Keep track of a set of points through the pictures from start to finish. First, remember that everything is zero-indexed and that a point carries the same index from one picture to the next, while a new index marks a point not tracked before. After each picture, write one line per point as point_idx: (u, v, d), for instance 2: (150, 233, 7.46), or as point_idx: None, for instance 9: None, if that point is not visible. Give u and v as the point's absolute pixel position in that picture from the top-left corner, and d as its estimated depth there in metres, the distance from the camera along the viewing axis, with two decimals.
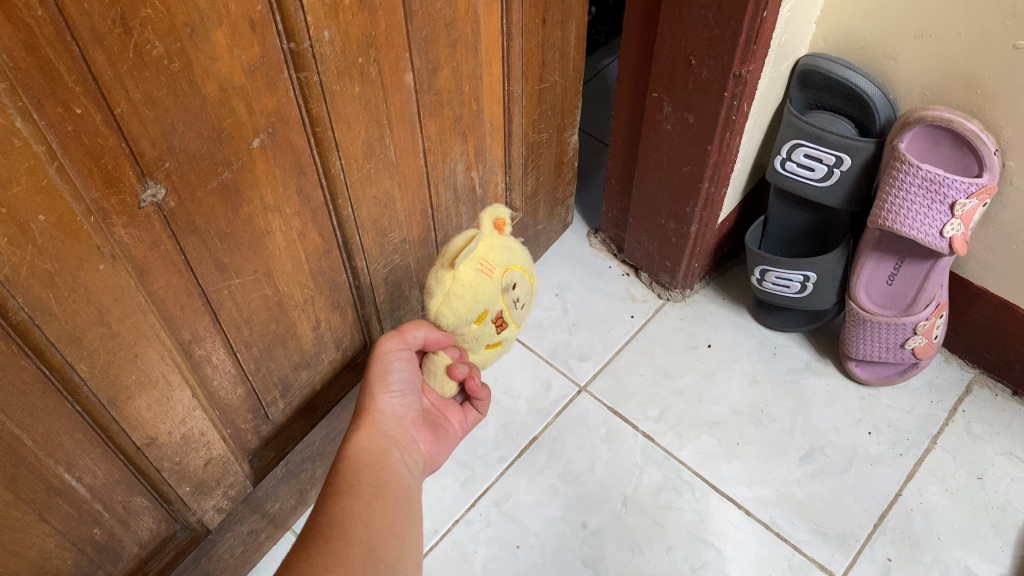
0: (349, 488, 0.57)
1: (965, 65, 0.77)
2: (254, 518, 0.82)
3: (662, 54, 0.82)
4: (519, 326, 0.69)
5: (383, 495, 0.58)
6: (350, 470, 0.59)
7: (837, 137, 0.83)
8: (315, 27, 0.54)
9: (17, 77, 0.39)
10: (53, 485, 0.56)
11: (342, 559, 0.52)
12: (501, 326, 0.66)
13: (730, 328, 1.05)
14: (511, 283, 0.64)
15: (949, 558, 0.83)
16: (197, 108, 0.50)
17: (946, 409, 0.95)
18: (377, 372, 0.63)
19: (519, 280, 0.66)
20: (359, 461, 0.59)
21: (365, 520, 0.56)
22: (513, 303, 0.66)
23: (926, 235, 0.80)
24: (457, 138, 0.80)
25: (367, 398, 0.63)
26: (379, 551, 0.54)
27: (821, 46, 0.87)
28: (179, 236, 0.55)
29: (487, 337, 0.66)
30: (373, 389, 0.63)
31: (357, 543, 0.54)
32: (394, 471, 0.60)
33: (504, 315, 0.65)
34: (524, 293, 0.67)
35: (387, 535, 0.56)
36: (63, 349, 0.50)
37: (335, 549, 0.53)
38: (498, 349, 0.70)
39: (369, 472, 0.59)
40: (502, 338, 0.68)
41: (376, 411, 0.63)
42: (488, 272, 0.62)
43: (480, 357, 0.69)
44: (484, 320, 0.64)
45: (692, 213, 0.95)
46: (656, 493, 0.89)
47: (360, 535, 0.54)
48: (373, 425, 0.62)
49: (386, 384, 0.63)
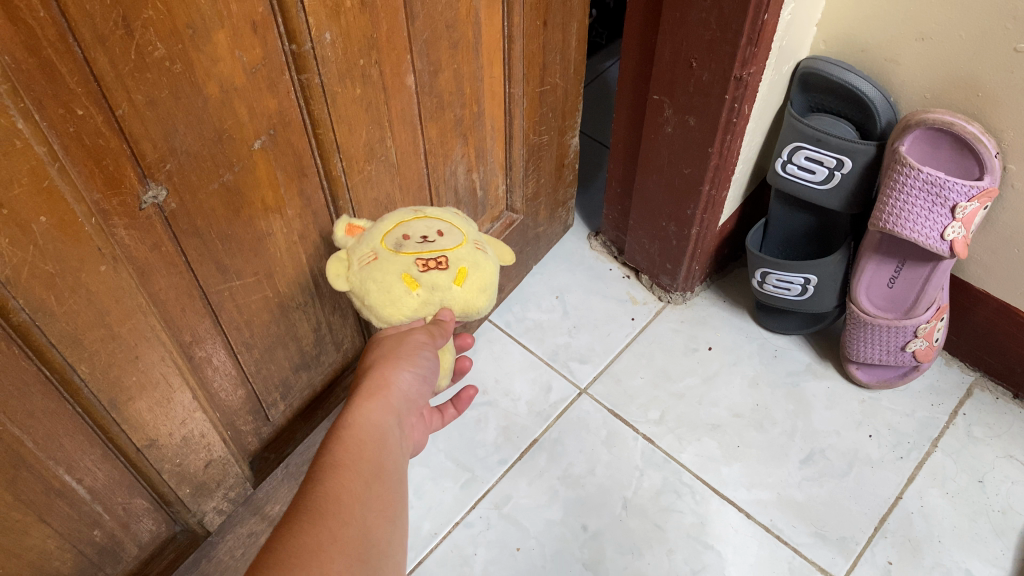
0: (348, 462, 0.53)
1: (966, 68, 0.77)
2: (254, 520, 0.79)
3: (663, 57, 0.83)
4: (460, 244, 0.61)
5: (381, 478, 0.54)
6: (352, 442, 0.55)
7: (838, 140, 0.83)
8: (316, 28, 0.54)
9: (19, 78, 0.39)
10: (53, 486, 0.56)
11: (337, 539, 0.48)
12: (436, 262, 0.59)
13: (731, 330, 1.05)
14: (397, 237, 0.60)
15: (949, 562, 0.83)
16: (199, 110, 0.50)
17: (947, 412, 0.95)
18: (406, 351, 0.60)
19: (404, 228, 0.61)
20: (364, 434, 0.56)
21: (361, 500, 0.51)
22: (420, 241, 0.60)
23: (926, 238, 0.80)
24: (458, 140, 0.80)
25: (387, 372, 0.59)
26: (373, 534, 0.50)
27: (822, 50, 0.87)
28: (181, 238, 0.55)
29: (444, 281, 0.59)
30: (396, 364, 0.59)
31: (352, 522, 0.50)
32: (394, 455, 0.57)
33: (423, 255, 0.59)
34: (423, 227, 0.61)
35: (381, 519, 0.52)
36: (64, 350, 0.50)
37: (330, 528, 0.48)
38: (475, 275, 0.61)
39: (370, 451, 0.55)
40: (456, 266, 0.60)
41: (391, 387, 0.59)
42: (370, 257, 0.60)
43: (470, 297, 0.61)
44: (415, 278, 0.59)
45: (692, 216, 0.95)
46: (655, 496, 0.89)
47: (356, 515, 0.50)
48: (386, 401, 0.58)
49: (410, 365, 0.60)
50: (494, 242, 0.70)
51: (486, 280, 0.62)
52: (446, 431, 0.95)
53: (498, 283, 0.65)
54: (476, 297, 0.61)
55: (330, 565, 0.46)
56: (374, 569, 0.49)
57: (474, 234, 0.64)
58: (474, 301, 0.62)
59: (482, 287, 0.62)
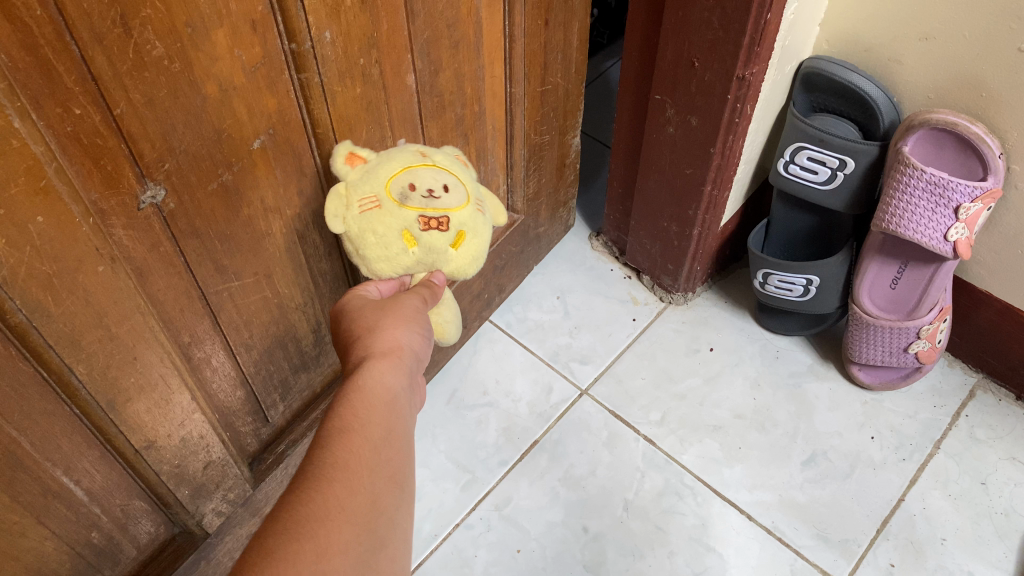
0: (358, 426, 0.50)
1: (970, 68, 0.76)
2: (253, 521, 0.80)
3: (665, 56, 0.82)
4: (464, 205, 0.60)
5: (391, 443, 0.51)
6: (362, 404, 0.51)
7: (841, 140, 0.82)
8: (316, 28, 0.54)
9: (16, 76, 0.39)
10: (51, 489, 0.56)
11: (344, 507, 0.45)
12: (439, 223, 0.59)
13: (732, 331, 1.05)
14: (402, 188, 0.58)
15: (952, 565, 0.83)
16: (197, 109, 0.50)
17: (950, 413, 0.95)
18: (409, 313, 0.59)
19: (411, 176, 0.58)
20: (375, 396, 0.52)
21: (370, 467, 0.48)
22: (427, 197, 0.58)
23: (930, 239, 0.80)
24: (459, 140, 0.79)
25: (397, 333, 0.57)
26: (381, 502, 0.47)
27: (826, 50, 0.87)
28: (179, 238, 0.54)
29: (442, 244, 0.60)
30: (405, 326, 0.58)
31: (361, 490, 0.46)
32: (405, 419, 0.53)
33: (427, 213, 0.58)
34: (431, 179, 0.59)
35: (390, 486, 0.48)
36: (61, 352, 0.50)
37: (337, 497, 0.45)
38: (472, 239, 0.62)
39: (381, 413, 0.51)
40: (457, 229, 0.60)
41: (403, 349, 0.56)
42: (371, 203, 0.58)
43: (462, 262, 0.62)
44: (414, 236, 0.59)
45: (694, 216, 0.94)
46: (657, 497, 0.88)
47: (364, 483, 0.47)
48: (398, 362, 0.55)
49: (418, 328, 0.59)
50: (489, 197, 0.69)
51: (480, 246, 0.63)
52: (447, 432, 0.95)
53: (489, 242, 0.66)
54: (468, 262, 0.63)
55: (337, 537, 0.43)
56: (383, 541, 0.46)
57: (475, 189, 0.63)
58: (465, 266, 0.63)
59: (475, 252, 0.63)
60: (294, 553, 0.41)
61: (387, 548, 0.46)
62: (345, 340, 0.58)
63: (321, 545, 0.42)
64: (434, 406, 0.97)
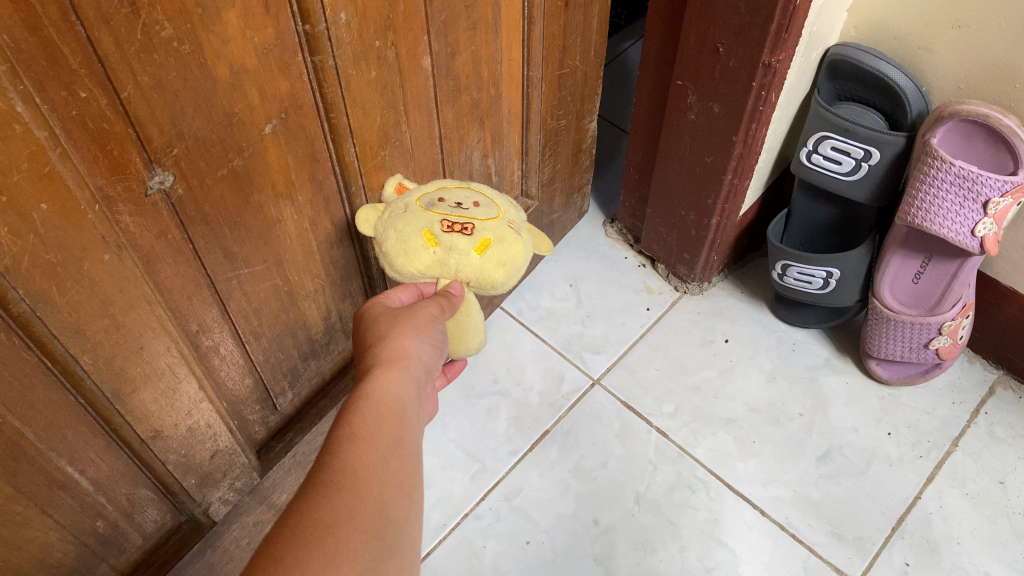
0: (367, 434, 0.49)
1: (1003, 57, 0.73)
2: (261, 509, 0.78)
3: (688, 41, 0.79)
4: (492, 218, 0.62)
5: (400, 452, 0.49)
6: (371, 413, 0.50)
7: (866, 131, 0.79)
8: (331, 8, 0.51)
9: (18, 58, 0.37)
10: (56, 478, 0.55)
11: (354, 514, 0.44)
12: (463, 227, 0.59)
13: (748, 323, 1.03)
14: (432, 199, 0.61)
15: (969, 565, 0.82)
16: (208, 93, 0.48)
17: (969, 410, 0.93)
18: (423, 323, 0.58)
19: (443, 193, 0.62)
20: (383, 406, 0.51)
21: (378, 475, 0.47)
22: (454, 206, 0.61)
23: (956, 234, 0.77)
24: (475, 125, 0.77)
25: (407, 342, 0.56)
26: (391, 511, 0.46)
27: (853, 36, 0.84)
28: (188, 226, 0.53)
29: (464, 245, 0.59)
30: (416, 336, 0.57)
31: (369, 498, 0.45)
32: (414, 427, 0.52)
33: (451, 218, 0.60)
34: (462, 196, 0.62)
35: (400, 494, 0.47)
36: (65, 342, 0.49)
37: (347, 504, 0.44)
38: (498, 249, 0.61)
39: (389, 422, 0.50)
40: (481, 234, 0.60)
41: (411, 357, 0.55)
42: (400, 209, 0.62)
43: (486, 268, 0.60)
44: (435, 236, 0.59)
45: (713, 205, 0.92)
46: (669, 491, 0.87)
47: (373, 490, 0.46)
48: (407, 371, 0.54)
49: (429, 337, 0.58)
50: (534, 228, 0.70)
51: (509, 257, 0.61)
52: (457, 420, 0.94)
53: (523, 264, 0.64)
54: (493, 270, 0.61)
55: (346, 544, 0.42)
56: (392, 550, 0.44)
57: (512, 214, 0.64)
58: (490, 273, 0.61)
59: (502, 261, 0.61)
60: (302, 559, 0.40)
61: (397, 557, 0.45)
62: (358, 346, 0.58)
63: (329, 552, 0.41)
64: (445, 394, 0.96)
